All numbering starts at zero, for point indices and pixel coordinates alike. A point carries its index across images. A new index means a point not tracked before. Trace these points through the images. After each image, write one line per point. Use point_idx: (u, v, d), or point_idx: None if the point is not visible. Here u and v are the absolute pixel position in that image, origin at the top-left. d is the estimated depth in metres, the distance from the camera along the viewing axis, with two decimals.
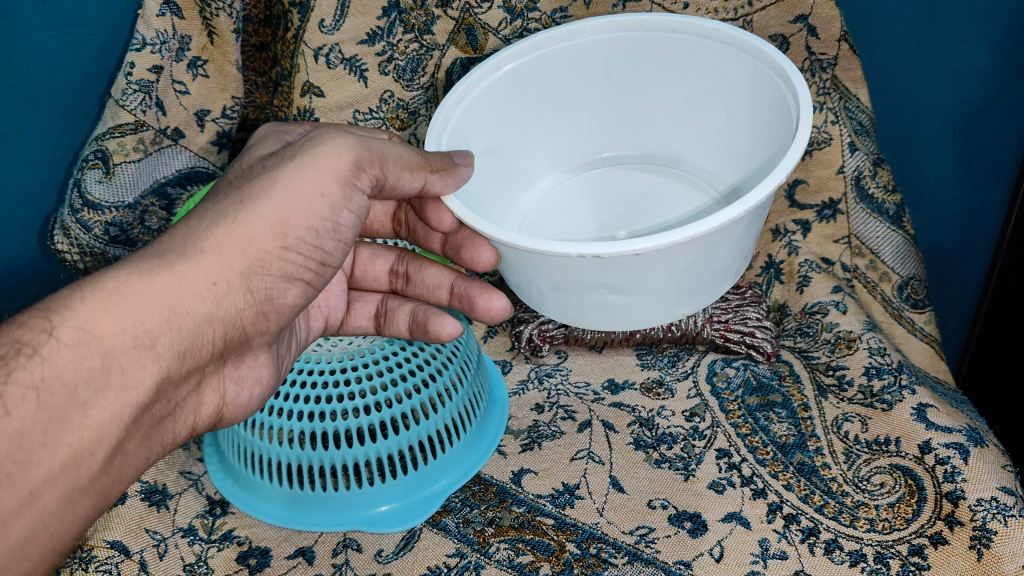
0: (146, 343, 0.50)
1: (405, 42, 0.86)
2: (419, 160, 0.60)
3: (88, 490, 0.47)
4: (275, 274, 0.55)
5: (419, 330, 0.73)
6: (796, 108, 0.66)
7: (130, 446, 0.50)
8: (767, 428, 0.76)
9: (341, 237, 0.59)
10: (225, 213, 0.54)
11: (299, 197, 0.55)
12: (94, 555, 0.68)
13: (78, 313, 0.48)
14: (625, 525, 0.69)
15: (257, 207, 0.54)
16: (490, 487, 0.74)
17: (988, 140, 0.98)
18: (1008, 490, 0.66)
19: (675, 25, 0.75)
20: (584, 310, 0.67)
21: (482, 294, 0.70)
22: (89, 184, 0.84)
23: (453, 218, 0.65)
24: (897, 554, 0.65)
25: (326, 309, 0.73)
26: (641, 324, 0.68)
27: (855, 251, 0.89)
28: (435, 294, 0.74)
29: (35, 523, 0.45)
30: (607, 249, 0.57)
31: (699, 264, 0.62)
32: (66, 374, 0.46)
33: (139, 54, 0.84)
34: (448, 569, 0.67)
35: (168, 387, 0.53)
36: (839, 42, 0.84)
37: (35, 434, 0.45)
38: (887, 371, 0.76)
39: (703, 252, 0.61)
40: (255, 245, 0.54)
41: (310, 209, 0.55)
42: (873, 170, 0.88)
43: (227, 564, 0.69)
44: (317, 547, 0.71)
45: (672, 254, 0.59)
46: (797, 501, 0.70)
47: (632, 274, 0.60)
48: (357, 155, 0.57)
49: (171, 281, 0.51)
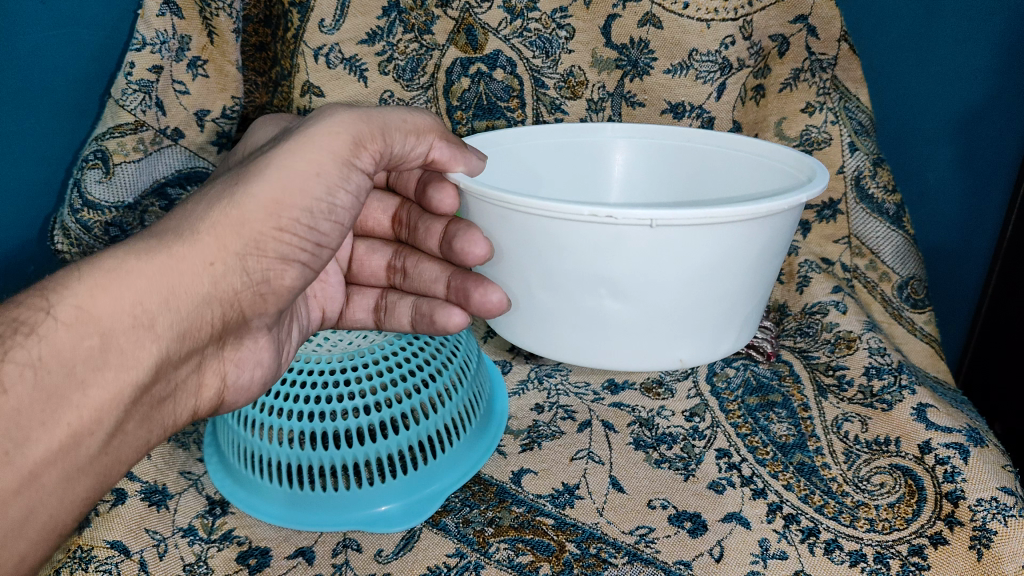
0: (146, 324, 0.49)
1: (405, 42, 0.87)
2: (424, 127, 0.63)
3: (88, 470, 0.47)
4: (271, 255, 0.55)
5: (422, 321, 0.77)
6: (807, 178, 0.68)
7: (130, 427, 0.50)
8: (766, 428, 0.77)
9: (337, 219, 0.60)
10: (221, 197, 0.54)
11: (296, 177, 0.55)
12: (94, 555, 0.67)
13: (76, 291, 0.47)
14: (625, 525, 0.68)
15: (251, 189, 0.53)
16: (490, 487, 0.74)
17: (988, 141, 0.98)
18: (1008, 489, 0.66)
19: (690, 136, 0.82)
20: (586, 316, 0.64)
21: (478, 286, 0.70)
22: (89, 184, 0.83)
23: (453, 201, 0.68)
24: (897, 554, 0.63)
25: (324, 299, 0.77)
26: (639, 358, 0.66)
27: (855, 251, 0.90)
28: (433, 288, 0.77)
29: (35, 504, 0.44)
30: (622, 211, 0.55)
31: (708, 276, 0.61)
32: (64, 354, 0.46)
33: (139, 54, 0.82)
34: (447, 569, 0.65)
35: (166, 370, 0.53)
36: (839, 42, 0.84)
37: (32, 412, 0.44)
38: (887, 371, 0.78)
39: (715, 258, 0.59)
40: (249, 226, 0.53)
41: (307, 189, 0.56)
42: (873, 170, 0.87)
43: (227, 563, 0.67)
44: (317, 547, 0.69)
45: (683, 240, 0.57)
46: (797, 501, 0.69)
47: (641, 260, 0.59)
48: (356, 132, 0.58)
49: (170, 261, 0.51)
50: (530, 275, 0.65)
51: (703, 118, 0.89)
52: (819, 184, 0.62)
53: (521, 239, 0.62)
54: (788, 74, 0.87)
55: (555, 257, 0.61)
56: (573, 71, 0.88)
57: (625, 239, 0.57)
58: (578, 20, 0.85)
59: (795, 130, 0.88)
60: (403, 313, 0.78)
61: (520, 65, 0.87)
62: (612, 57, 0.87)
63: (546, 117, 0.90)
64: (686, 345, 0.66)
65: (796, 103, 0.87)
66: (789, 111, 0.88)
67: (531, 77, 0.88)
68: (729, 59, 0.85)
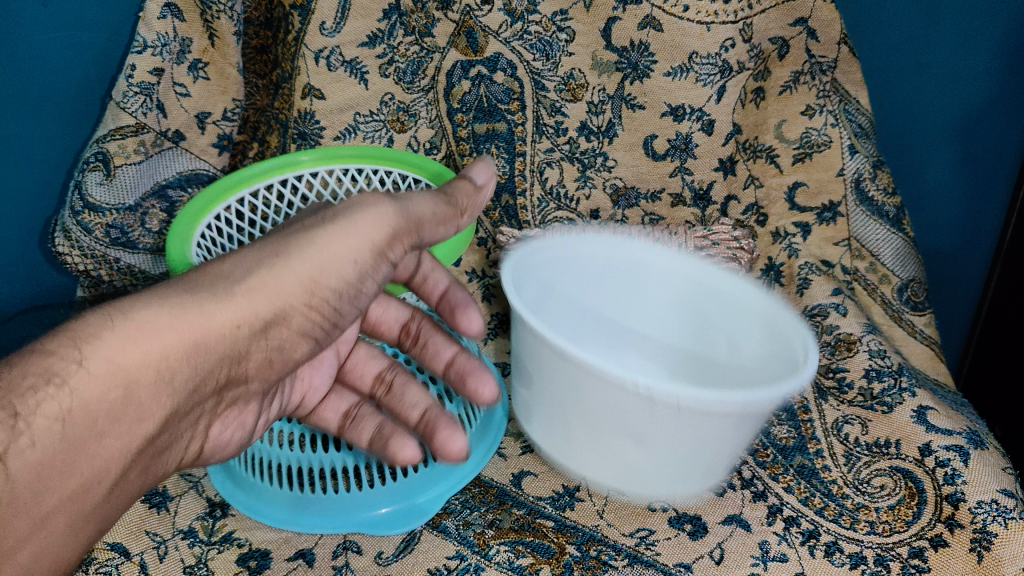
0: (166, 378, 0.47)
1: (405, 45, 0.87)
2: (448, 211, 0.61)
3: (90, 518, 0.46)
4: (292, 330, 0.55)
5: (380, 443, 0.72)
6: (775, 311, 0.65)
7: (132, 476, 0.49)
8: (767, 432, 0.77)
9: (355, 302, 0.59)
10: (258, 263, 0.51)
11: (333, 259, 0.54)
12: (94, 557, 0.68)
13: (107, 343, 0.44)
14: (625, 527, 0.69)
15: (292, 265, 0.52)
16: (490, 489, 0.75)
17: (988, 143, 0.98)
18: (1008, 492, 0.66)
19: (626, 245, 0.74)
20: (598, 499, 0.64)
21: (475, 376, 0.73)
22: (90, 187, 0.83)
23: (445, 284, 0.74)
24: (897, 557, 0.65)
25: (307, 387, 0.73)
26: (672, 475, 0.60)
27: (856, 253, 0.89)
28: (408, 413, 0.74)
29: (42, 549, 0.44)
30: (618, 368, 0.52)
31: (726, 434, 0.54)
32: (89, 406, 0.43)
33: (140, 56, 0.82)
34: (447, 570, 0.67)
35: (172, 421, 0.51)
36: (839, 44, 0.84)
37: (50, 466, 0.42)
38: (887, 374, 0.77)
39: (724, 437, 0.55)
40: (285, 297, 0.52)
41: (341, 272, 0.55)
42: (873, 173, 0.87)
43: (227, 565, 0.68)
44: (317, 549, 0.70)
45: (687, 435, 0.54)
46: (798, 504, 0.70)
47: (651, 455, 0.56)
48: (396, 227, 0.56)
49: (200, 318, 0.48)
50: (540, 400, 0.63)
51: (704, 120, 0.89)
52: (802, 383, 0.54)
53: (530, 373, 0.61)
54: (788, 77, 0.87)
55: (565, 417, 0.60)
56: (573, 74, 0.88)
57: (627, 409, 0.54)
58: (578, 23, 0.85)
59: (795, 132, 0.88)
60: (415, 391, 0.75)
61: (521, 67, 0.87)
62: (612, 60, 0.87)
63: (547, 119, 0.90)
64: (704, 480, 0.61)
65: (795, 105, 0.87)
66: (789, 113, 0.88)
67: (531, 80, 0.88)
68: (730, 61, 0.86)
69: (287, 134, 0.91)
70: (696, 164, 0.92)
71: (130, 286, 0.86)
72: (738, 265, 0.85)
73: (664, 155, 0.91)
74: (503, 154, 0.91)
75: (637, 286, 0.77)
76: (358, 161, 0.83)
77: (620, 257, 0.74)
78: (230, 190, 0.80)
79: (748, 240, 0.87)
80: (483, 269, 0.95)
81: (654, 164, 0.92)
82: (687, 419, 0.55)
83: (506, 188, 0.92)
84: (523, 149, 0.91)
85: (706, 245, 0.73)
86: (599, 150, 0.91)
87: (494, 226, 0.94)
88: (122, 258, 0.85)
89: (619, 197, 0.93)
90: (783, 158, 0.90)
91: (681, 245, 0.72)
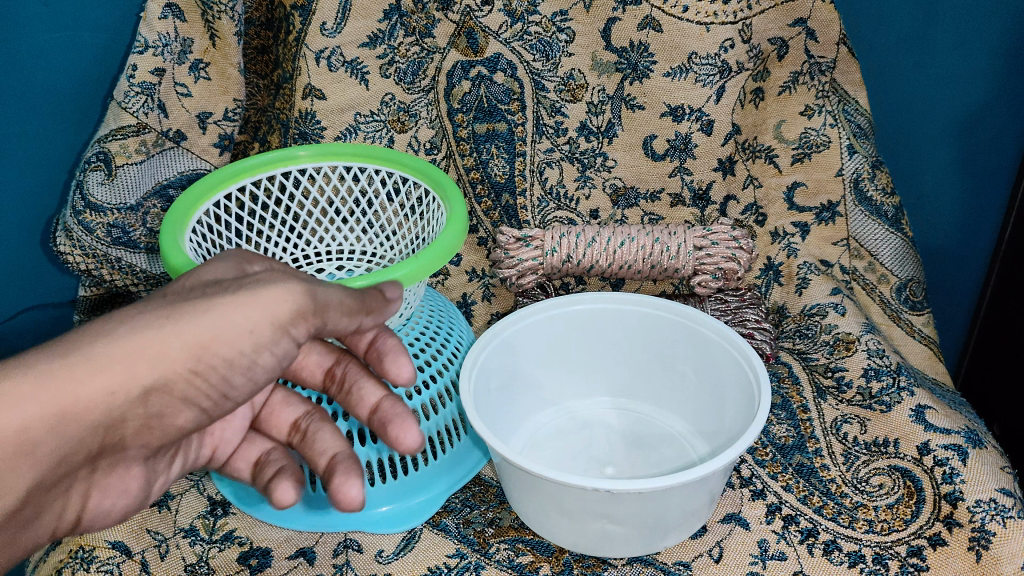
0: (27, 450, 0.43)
1: (405, 45, 0.87)
2: (358, 305, 0.52)
3: None
4: (175, 396, 0.47)
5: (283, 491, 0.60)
6: (746, 361, 0.73)
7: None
8: (767, 430, 0.78)
9: (256, 376, 0.51)
10: (148, 322, 0.45)
11: (229, 328, 0.47)
12: (95, 556, 0.67)
13: None
14: None
15: (180, 328, 0.46)
16: (490, 488, 0.76)
17: (987, 142, 0.99)
18: (1006, 491, 0.66)
19: (620, 298, 0.83)
20: (583, 540, 0.66)
21: (395, 423, 0.60)
22: (91, 186, 0.83)
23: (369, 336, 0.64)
24: (896, 555, 0.65)
25: (217, 438, 0.62)
26: (649, 524, 0.63)
27: (854, 252, 0.90)
28: (316, 461, 0.60)
29: None
30: (617, 484, 0.58)
31: (691, 493, 0.62)
32: None
33: (141, 56, 0.84)
34: (447, 569, 0.68)
35: (38, 492, 0.47)
36: (838, 45, 0.85)
37: None
38: (886, 373, 0.77)
39: (687, 502, 0.63)
40: (168, 363, 0.46)
41: (235, 342, 0.47)
42: (873, 172, 0.88)
43: (228, 564, 0.68)
44: (318, 547, 0.70)
45: (666, 496, 0.61)
46: (797, 502, 0.70)
47: (635, 511, 0.61)
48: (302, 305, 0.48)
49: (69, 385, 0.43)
50: (527, 492, 0.66)
51: (702, 121, 0.89)
52: (760, 424, 0.63)
53: (526, 487, 0.65)
54: (787, 77, 0.87)
55: (555, 499, 0.63)
56: (573, 74, 0.88)
57: (618, 496, 0.59)
58: (578, 24, 0.86)
59: (793, 133, 0.88)
60: (328, 435, 0.61)
61: (521, 68, 0.87)
62: (612, 60, 0.87)
63: (547, 119, 0.90)
64: (679, 528, 0.66)
65: (795, 105, 0.88)
66: (788, 113, 0.88)
67: (531, 80, 0.88)
68: (729, 62, 0.86)
69: (288, 134, 0.91)
70: (695, 164, 0.91)
71: (131, 286, 0.86)
72: (737, 265, 0.85)
73: (662, 155, 0.91)
74: (503, 154, 0.91)
75: (623, 402, 0.87)
76: (354, 159, 0.83)
77: (615, 308, 0.83)
78: (222, 184, 0.79)
79: (747, 240, 0.86)
80: (483, 268, 0.96)
81: (654, 164, 0.91)
82: (685, 478, 0.59)
83: (506, 188, 0.92)
84: (522, 149, 0.91)
85: (685, 364, 0.82)
86: (599, 150, 0.91)
87: (494, 226, 0.94)
88: (123, 257, 0.85)
89: (618, 197, 0.93)
90: (782, 159, 0.89)
91: (662, 386, 0.85)
